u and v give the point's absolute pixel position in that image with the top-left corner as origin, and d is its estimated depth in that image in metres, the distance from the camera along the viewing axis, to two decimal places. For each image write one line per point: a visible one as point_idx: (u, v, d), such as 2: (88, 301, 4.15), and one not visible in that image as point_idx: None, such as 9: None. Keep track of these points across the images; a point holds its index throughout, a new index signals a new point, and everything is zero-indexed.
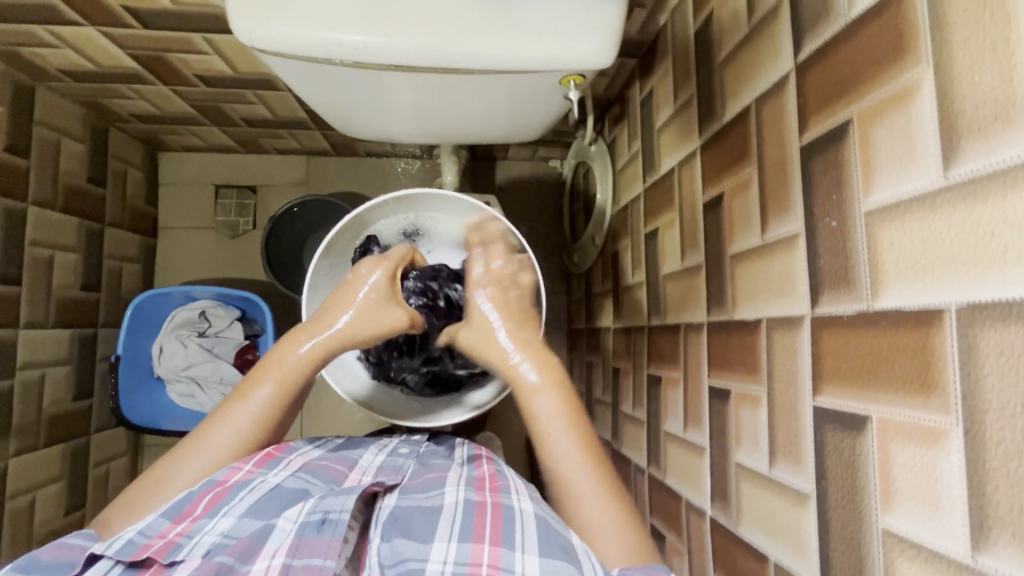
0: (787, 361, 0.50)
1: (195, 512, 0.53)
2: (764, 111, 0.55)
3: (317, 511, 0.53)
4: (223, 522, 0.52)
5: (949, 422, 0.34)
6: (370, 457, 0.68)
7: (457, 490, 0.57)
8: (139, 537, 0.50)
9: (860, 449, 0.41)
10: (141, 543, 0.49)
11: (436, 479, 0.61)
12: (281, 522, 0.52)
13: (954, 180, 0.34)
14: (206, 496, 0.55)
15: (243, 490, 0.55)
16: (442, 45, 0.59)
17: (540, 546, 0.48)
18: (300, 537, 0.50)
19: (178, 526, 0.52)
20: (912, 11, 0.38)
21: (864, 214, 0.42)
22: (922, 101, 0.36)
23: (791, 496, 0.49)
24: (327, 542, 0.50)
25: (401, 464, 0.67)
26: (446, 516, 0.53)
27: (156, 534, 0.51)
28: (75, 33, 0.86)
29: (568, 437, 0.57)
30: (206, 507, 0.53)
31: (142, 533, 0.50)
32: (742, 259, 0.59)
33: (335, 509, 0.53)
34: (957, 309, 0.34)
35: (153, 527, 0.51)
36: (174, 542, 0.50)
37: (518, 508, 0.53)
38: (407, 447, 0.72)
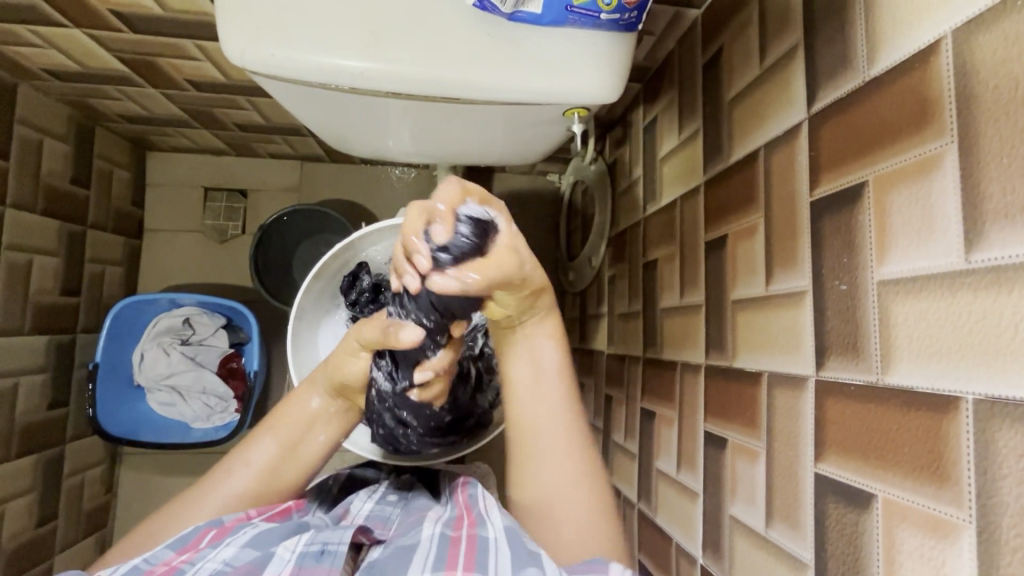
0: (789, 421, 0.49)
1: (200, 545, 0.53)
2: (773, 159, 0.53)
3: (315, 543, 0.54)
4: (225, 550, 0.51)
5: (961, 518, 0.33)
6: (360, 503, 0.68)
7: (433, 526, 0.58)
8: (144, 564, 0.51)
9: (865, 526, 0.40)
10: (145, 571, 0.50)
11: (414, 522, 0.61)
12: (279, 551, 0.52)
13: (976, 264, 0.33)
14: (211, 531, 0.55)
15: (247, 526, 0.56)
16: (445, 72, 0.56)
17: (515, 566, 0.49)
18: (299, 566, 0.51)
19: (183, 556, 0.52)
20: (936, 79, 0.36)
21: (877, 282, 0.40)
22: (944, 176, 0.35)
23: (788, 560, 0.48)
24: (326, 570, 0.51)
25: (388, 514, 0.65)
26: (420, 551, 0.53)
27: (161, 562, 0.51)
28: (61, 34, 0.82)
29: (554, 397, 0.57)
30: (210, 540, 0.53)
31: (147, 561, 0.51)
32: (744, 308, 0.57)
33: (332, 541, 0.54)
34: (975, 401, 0.32)
35: (158, 556, 0.52)
36: (177, 568, 0.49)
37: (492, 538, 0.54)
38: (396, 494, 0.70)
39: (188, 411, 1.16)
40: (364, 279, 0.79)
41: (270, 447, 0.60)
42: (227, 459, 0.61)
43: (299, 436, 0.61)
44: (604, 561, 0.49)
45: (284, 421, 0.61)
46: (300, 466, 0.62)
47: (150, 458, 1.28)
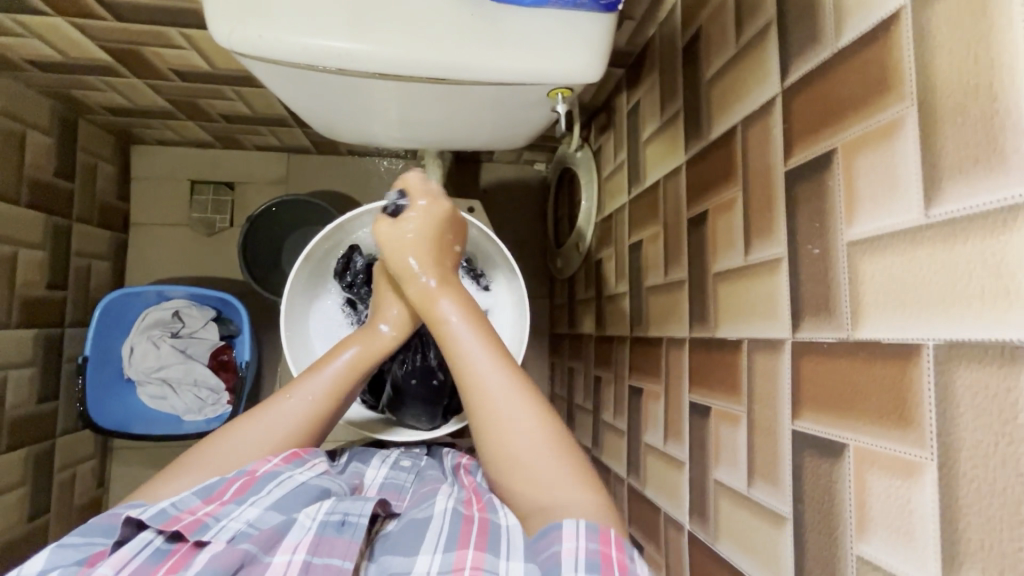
0: (767, 384, 0.51)
1: (224, 496, 0.55)
2: (749, 134, 0.55)
3: (336, 513, 0.54)
4: (248, 511, 0.54)
5: (924, 456, 0.35)
6: (374, 472, 0.69)
7: (447, 500, 0.58)
8: (172, 508, 0.53)
9: (838, 475, 0.42)
10: (172, 514, 0.52)
11: (429, 492, 0.61)
12: (301, 517, 0.53)
13: (935, 218, 0.35)
14: (236, 482, 0.56)
15: (271, 483, 0.56)
16: (431, 53, 0.58)
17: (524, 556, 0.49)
18: (320, 535, 0.51)
19: (208, 507, 0.54)
20: (897, 48, 0.38)
21: (847, 243, 0.42)
22: (906, 138, 0.37)
23: (769, 516, 0.50)
24: (347, 542, 0.50)
25: (402, 484, 0.66)
26: (433, 526, 0.53)
27: (188, 509, 0.53)
28: (43, 23, 0.82)
29: (480, 350, 0.60)
30: (235, 493, 0.55)
31: (175, 505, 0.53)
32: (725, 280, 0.59)
33: (354, 512, 0.53)
34: (935, 346, 0.34)
35: (185, 502, 0.54)
36: (202, 520, 0.52)
37: (506, 525, 0.54)
38: (408, 460, 0.72)
39: (179, 404, 1.16)
40: (357, 261, 0.81)
41: (305, 402, 0.64)
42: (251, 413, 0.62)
43: (348, 382, 0.66)
44: (558, 523, 0.47)
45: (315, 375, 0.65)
46: (337, 410, 0.66)
47: (141, 452, 1.27)
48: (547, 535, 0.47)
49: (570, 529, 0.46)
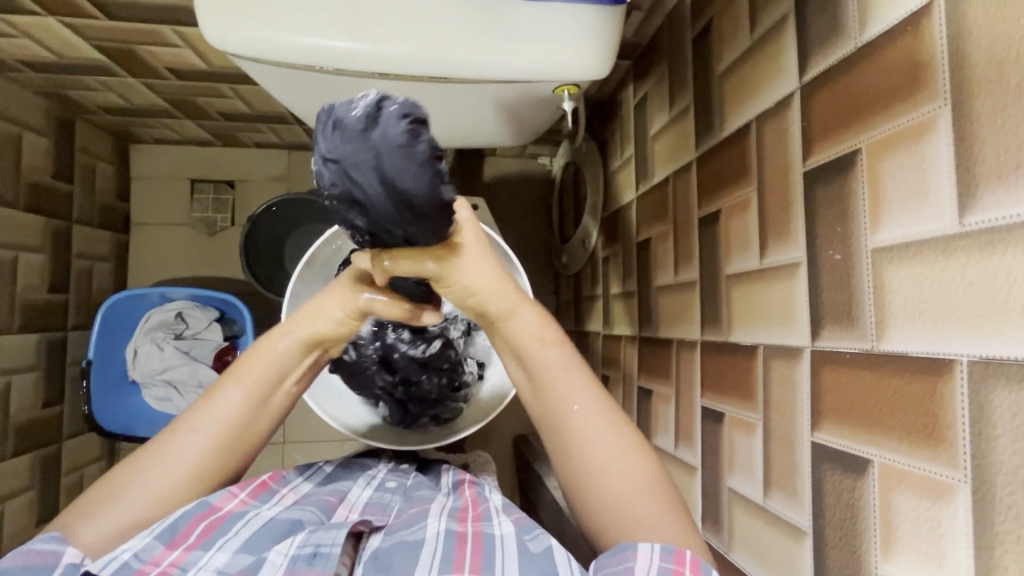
0: (785, 393, 0.49)
1: (189, 539, 0.53)
2: (765, 132, 0.53)
3: (308, 545, 0.53)
4: (218, 556, 0.52)
5: (956, 479, 0.33)
6: (359, 490, 0.68)
7: (439, 521, 0.58)
8: (134, 561, 0.49)
9: (861, 492, 0.40)
10: (136, 568, 0.49)
11: (417, 513, 0.61)
12: (272, 556, 0.53)
13: (969, 227, 0.33)
14: (200, 524, 0.54)
15: (238, 523, 0.56)
16: (432, 52, 0.55)
17: (520, 564, 0.49)
18: (292, 571, 0.51)
19: (173, 554, 0.51)
20: (929, 44, 0.36)
21: (871, 250, 0.40)
22: (938, 140, 0.35)
23: (787, 528, 0.48)
24: (319, 574, 0.50)
25: (387, 502, 0.65)
26: (425, 551, 0.53)
27: (151, 560, 0.50)
28: (35, 23, 0.80)
29: (585, 389, 0.51)
30: (200, 535, 0.53)
31: (138, 556, 0.50)
32: (739, 282, 0.57)
33: (326, 542, 0.53)
34: (969, 363, 0.33)
35: (147, 551, 0.50)
36: (170, 574, 0.49)
37: (498, 535, 0.55)
38: (395, 480, 0.70)
39: (184, 405, 1.14)
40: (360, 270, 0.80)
41: (232, 404, 0.56)
42: (183, 420, 0.56)
43: (287, 380, 0.58)
44: (633, 544, 0.44)
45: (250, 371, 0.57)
46: (270, 418, 0.58)
47: None
48: (619, 552, 0.44)
49: (644, 551, 0.43)
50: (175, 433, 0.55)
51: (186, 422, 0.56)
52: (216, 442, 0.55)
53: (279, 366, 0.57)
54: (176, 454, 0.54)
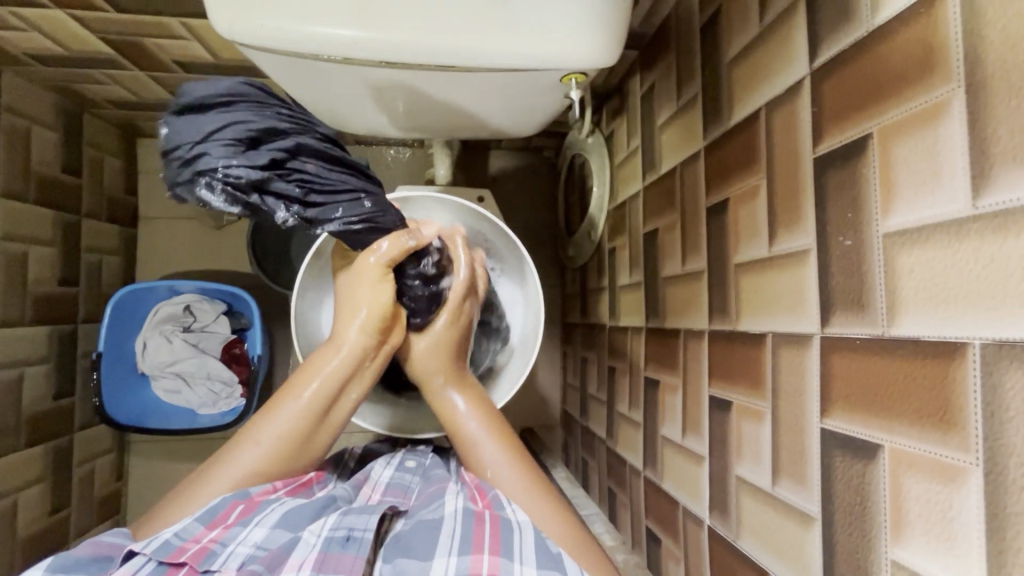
0: (794, 380, 0.49)
1: (228, 519, 0.54)
2: (774, 119, 0.53)
3: (341, 528, 0.54)
4: (255, 532, 0.53)
5: (968, 461, 0.33)
6: (380, 470, 0.70)
7: (456, 499, 0.59)
8: (175, 539, 0.52)
9: (872, 477, 0.40)
10: (177, 546, 0.51)
11: (436, 491, 0.62)
12: (306, 534, 0.54)
13: (983, 210, 0.33)
14: (239, 506, 0.56)
15: (275, 502, 0.57)
16: (441, 40, 0.56)
17: (537, 551, 0.50)
18: (325, 552, 0.52)
19: (213, 532, 0.53)
20: (942, 25, 0.35)
21: (882, 234, 0.40)
22: (951, 123, 0.35)
23: (795, 515, 0.48)
24: (352, 558, 0.51)
25: (408, 483, 0.67)
26: (446, 527, 0.54)
27: (192, 538, 0.52)
28: (44, 16, 0.80)
29: (495, 452, 0.63)
30: (239, 516, 0.55)
31: (178, 535, 0.52)
32: (747, 271, 0.57)
33: (358, 527, 0.54)
34: (982, 345, 0.32)
35: (188, 530, 0.53)
36: (209, 548, 0.51)
37: (514, 519, 0.55)
38: (413, 460, 0.72)
39: (194, 398, 1.16)
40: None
41: (294, 416, 0.61)
42: (248, 433, 0.60)
43: (330, 399, 0.63)
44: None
45: (311, 384, 0.62)
46: (331, 430, 0.63)
47: (158, 445, 1.29)
48: None
49: None
50: (243, 444, 0.59)
51: (251, 434, 0.60)
52: (279, 447, 0.60)
53: (338, 375, 0.63)
54: (243, 460, 0.59)
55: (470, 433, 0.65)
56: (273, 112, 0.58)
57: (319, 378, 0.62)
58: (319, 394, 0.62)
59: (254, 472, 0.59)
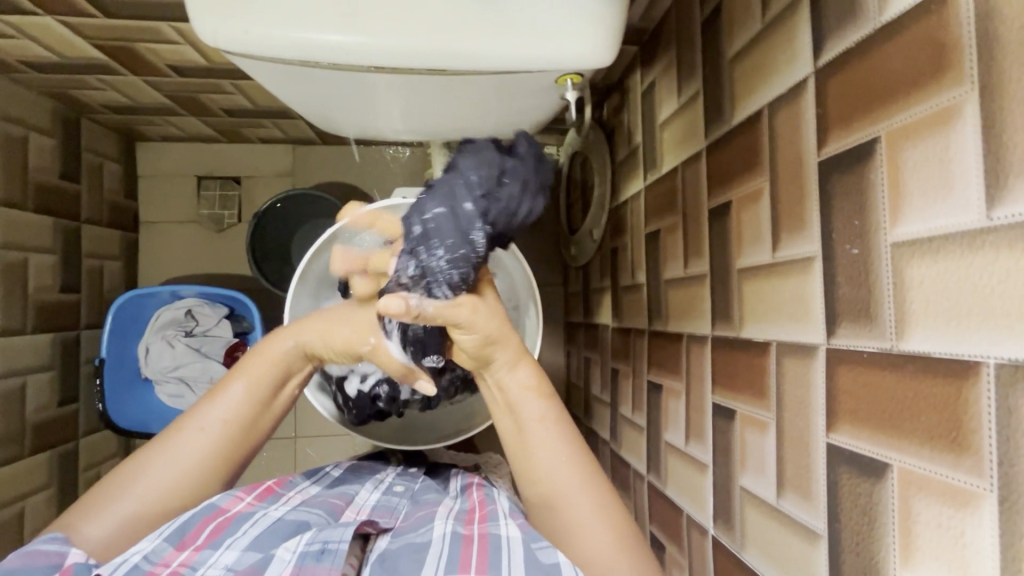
0: (799, 392, 0.47)
1: (198, 541, 0.54)
2: (777, 119, 0.51)
3: (315, 542, 0.54)
4: (226, 555, 0.53)
5: (982, 487, 0.31)
6: (366, 495, 0.69)
7: (445, 524, 0.58)
8: (144, 563, 0.50)
9: (880, 496, 0.39)
10: (147, 570, 0.50)
11: (426, 516, 0.62)
12: (279, 552, 0.54)
13: (998, 221, 0.31)
14: (210, 524, 0.56)
15: (246, 523, 0.58)
16: (430, 42, 0.54)
17: (526, 567, 0.49)
18: (300, 567, 0.52)
19: (182, 555, 0.52)
20: (954, 22, 0.33)
21: (891, 244, 0.38)
22: (964, 129, 0.33)
23: (801, 531, 0.47)
24: (326, 571, 0.51)
25: (394, 505, 0.67)
26: (432, 550, 0.54)
27: (161, 561, 0.51)
28: (34, 23, 0.79)
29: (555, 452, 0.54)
30: (209, 537, 0.55)
31: (147, 559, 0.51)
32: (750, 276, 0.55)
33: (334, 539, 0.54)
34: (996, 365, 0.31)
35: (157, 553, 0.52)
36: (179, 572, 0.50)
37: (506, 536, 0.54)
38: (402, 485, 0.72)
39: None
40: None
41: (234, 404, 0.58)
42: (192, 417, 0.58)
43: (274, 386, 0.60)
44: None
45: (252, 370, 0.59)
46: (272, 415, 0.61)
47: None
48: None
49: None
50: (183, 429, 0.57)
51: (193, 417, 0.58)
52: (219, 439, 0.57)
53: (284, 362, 0.60)
54: (178, 451, 0.56)
55: (534, 420, 0.54)
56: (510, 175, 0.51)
57: (263, 362, 0.59)
58: (261, 385, 0.59)
59: (192, 465, 0.56)
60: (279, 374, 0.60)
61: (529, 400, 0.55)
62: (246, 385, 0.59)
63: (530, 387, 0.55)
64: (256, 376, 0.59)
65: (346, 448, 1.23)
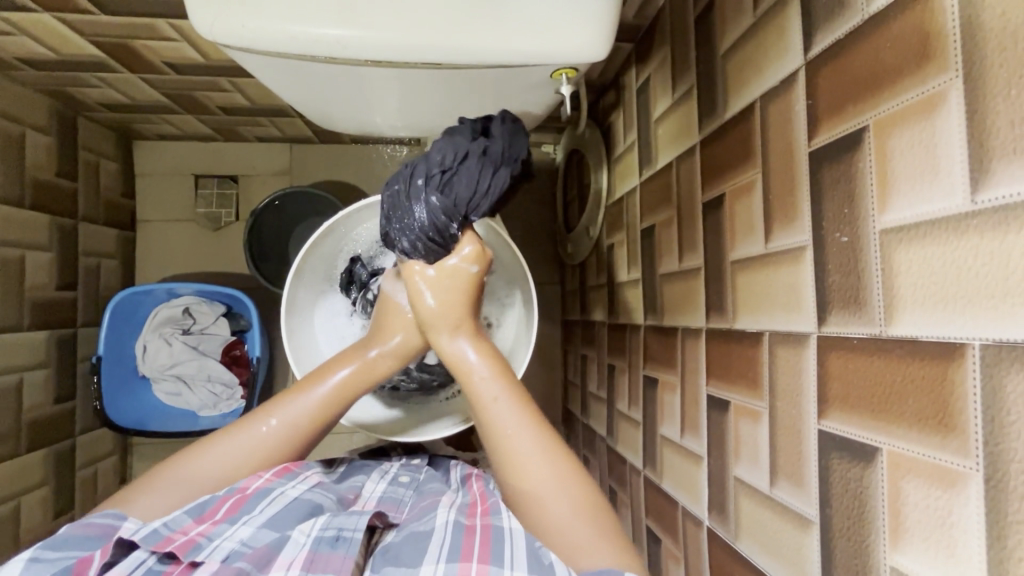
0: (791, 380, 0.48)
1: (216, 515, 0.56)
2: (769, 112, 0.52)
3: (331, 528, 0.55)
4: (242, 530, 0.54)
5: (968, 467, 0.32)
6: (372, 486, 0.69)
7: (448, 512, 0.59)
8: (164, 528, 0.53)
9: (870, 480, 0.39)
10: (165, 535, 0.52)
11: (428, 505, 0.62)
12: (295, 534, 0.54)
13: (983, 205, 0.31)
14: (227, 501, 0.57)
15: (263, 500, 0.57)
16: (426, 35, 0.54)
17: (528, 565, 0.48)
18: (315, 552, 0.51)
19: (199, 527, 0.54)
20: (939, 12, 0.34)
21: (879, 231, 0.38)
22: (948, 115, 0.33)
23: (793, 519, 0.47)
24: (342, 557, 0.51)
25: (401, 497, 0.67)
26: (436, 536, 0.55)
27: (179, 529, 0.54)
28: (32, 20, 0.80)
29: (523, 433, 0.57)
30: (227, 512, 0.56)
31: (166, 525, 0.53)
32: (743, 268, 0.56)
33: (348, 527, 0.55)
34: (981, 347, 0.31)
35: (177, 522, 0.54)
36: (195, 542, 0.52)
37: (507, 528, 0.54)
38: (407, 475, 0.72)
39: (195, 400, 1.16)
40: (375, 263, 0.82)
41: (291, 420, 0.61)
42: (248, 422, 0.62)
43: (331, 409, 0.63)
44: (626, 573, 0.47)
45: (313, 389, 0.63)
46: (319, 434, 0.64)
47: (160, 447, 1.29)
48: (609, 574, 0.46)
49: None
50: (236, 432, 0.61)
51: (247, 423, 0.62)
52: (268, 449, 0.61)
53: (343, 388, 0.63)
54: (228, 453, 0.60)
55: (486, 394, 0.59)
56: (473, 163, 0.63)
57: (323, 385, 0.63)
58: (317, 407, 0.62)
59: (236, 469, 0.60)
60: (333, 398, 0.63)
61: (477, 371, 0.60)
62: (304, 402, 0.62)
63: (481, 364, 0.60)
64: (314, 395, 0.62)
65: (343, 446, 1.23)
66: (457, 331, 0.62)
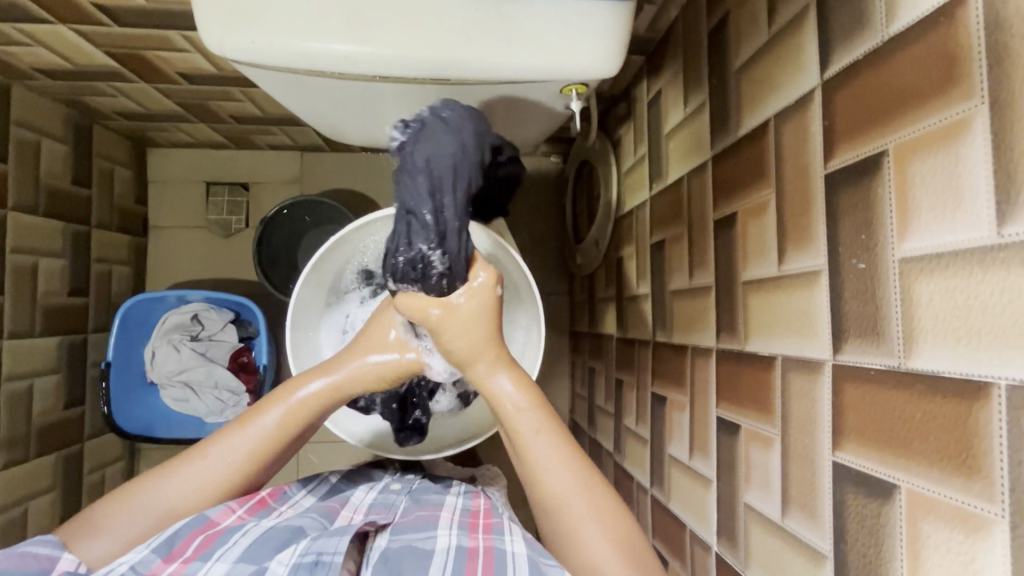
0: (804, 408, 0.46)
1: (186, 553, 0.54)
2: (784, 131, 0.50)
3: (310, 552, 0.53)
4: (217, 567, 0.52)
5: (994, 513, 0.30)
6: (362, 494, 0.70)
7: (450, 535, 0.58)
8: (132, 573, 0.51)
9: (887, 518, 0.38)
10: None
11: (427, 517, 0.61)
12: (273, 566, 0.53)
13: (1009, 239, 0.30)
14: (198, 537, 0.55)
15: (236, 533, 0.56)
16: (433, 50, 0.54)
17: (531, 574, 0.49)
18: None
19: (170, 567, 0.52)
20: (964, 37, 0.33)
21: (898, 260, 0.37)
22: (974, 142, 0.32)
23: (807, 552, 0.46)
24: None
25: (393, 502, 0.67)
26: (436, 561, 0.53)
27: (149, 571, 0.51)
28: (48, 31, 0.81)
29: (541, 446, 0.55)
30: (198, 549, 0.54)
31: (133, 569, 0.51)
32: (757, 289, 0.54)
33: (327, 551, 0.53)
34: (1008, 387, 0.30)
35: (145, 563, 0.52)
36: None
37: (511, 551, 0.54)
38: (400, 484, 0.72)
39: (200, 406, 1.15)
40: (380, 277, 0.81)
41: (263, 433, 0.59)
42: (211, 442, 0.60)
43: (298, 421, 0.60)
44: None
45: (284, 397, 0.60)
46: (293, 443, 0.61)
47: (167, 452, 1.30)
48: None
49: None
50: (198, 453, 0.59)
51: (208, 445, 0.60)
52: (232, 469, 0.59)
53: (311, 396, 0.60)
54: (196, 474, 0.59)
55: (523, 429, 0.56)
56: (441, 122, 0.53)
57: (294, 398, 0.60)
58: (292, 419, 0.60)
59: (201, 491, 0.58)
60: (297, 416, 0.60)
61: (519, 418, 0.56)
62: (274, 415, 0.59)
63: (517, 399, 0.56)
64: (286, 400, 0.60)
65: (348, 455, 1.22)
66: (492, 366, 0.57)
